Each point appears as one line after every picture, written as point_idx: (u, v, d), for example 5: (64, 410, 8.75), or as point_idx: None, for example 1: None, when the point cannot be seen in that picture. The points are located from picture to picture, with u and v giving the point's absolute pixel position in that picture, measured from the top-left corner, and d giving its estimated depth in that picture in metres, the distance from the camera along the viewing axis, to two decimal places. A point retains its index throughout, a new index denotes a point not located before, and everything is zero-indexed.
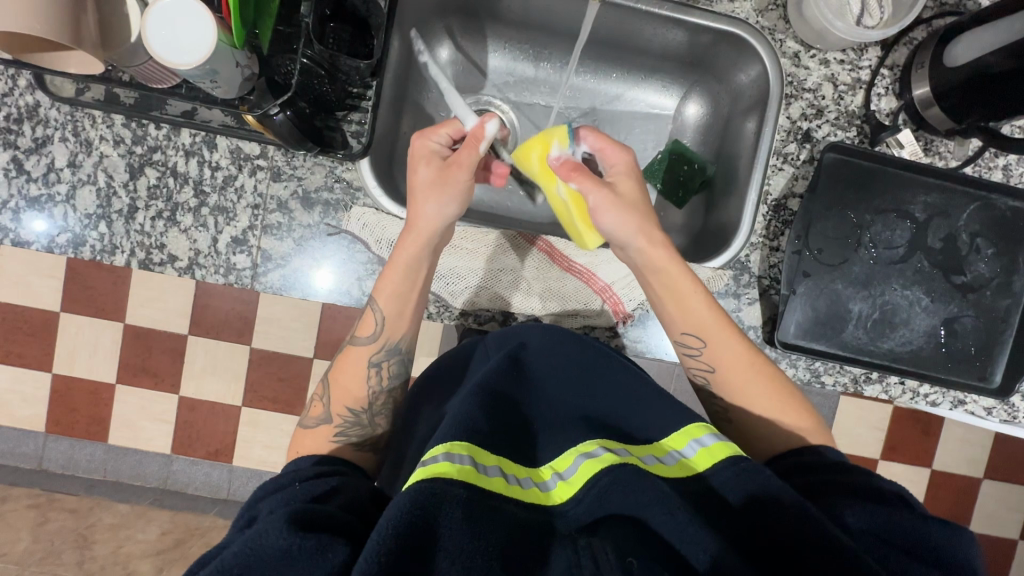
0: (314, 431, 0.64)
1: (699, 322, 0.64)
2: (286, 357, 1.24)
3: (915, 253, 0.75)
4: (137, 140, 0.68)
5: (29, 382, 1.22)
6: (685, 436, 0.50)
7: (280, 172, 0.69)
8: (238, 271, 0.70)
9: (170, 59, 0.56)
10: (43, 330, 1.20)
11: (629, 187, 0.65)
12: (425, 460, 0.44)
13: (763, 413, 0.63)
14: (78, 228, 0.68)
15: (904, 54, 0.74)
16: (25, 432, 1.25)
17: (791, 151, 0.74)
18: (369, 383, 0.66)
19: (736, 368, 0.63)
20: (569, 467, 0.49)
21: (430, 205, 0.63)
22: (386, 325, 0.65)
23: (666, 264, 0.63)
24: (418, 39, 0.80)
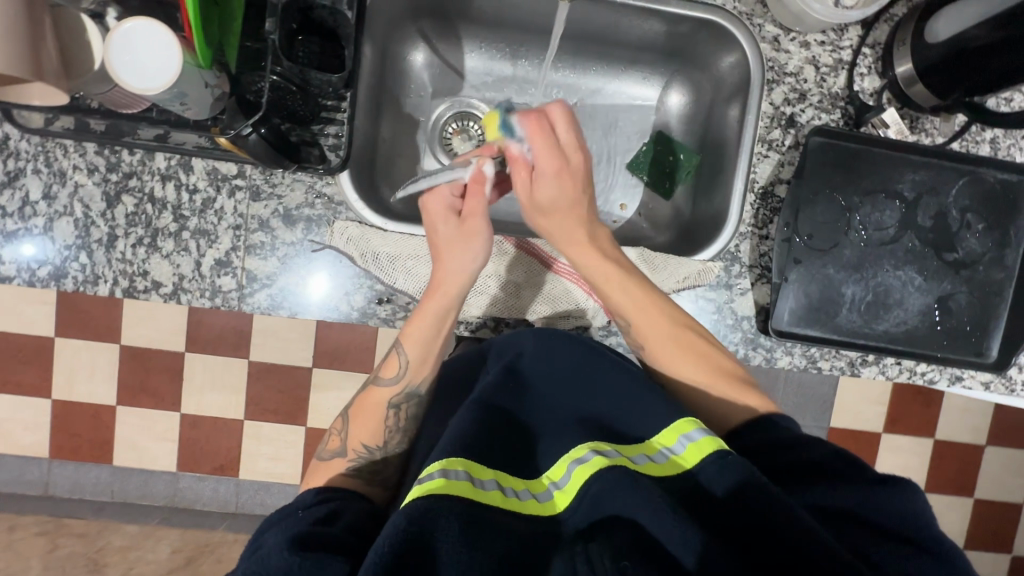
0: (329, 466, 0.62)
1: (618, 299, 0.65)
2: (285, 369, 1.24)
3: (905, 232, 0.74)
4: (112, 167, 0.67)
5: (28, 409, 1.22)
6: (676, 430, 0.50)
7: (260, 191, 0.68)
8: (224, 293, 0.69)
9: (159, 86, 0.54)
10: (39, 357, 1.19)
11: (575, 157, 0.65)
12: (422, 478, 0.44)
13: (687, 376, 0.63)
14: (59, 260, 0.67)
15: (885, 31, 0.72)
16: (29, 459, 1.25)
17: (775, 137, 0.73)
18: (388, 424, 0.65)
19: (652, 334, 0.65)
20: (564, 474, 0.48)
21: (457, 260, 0.63)
22: (411, 370, 0.65)
23: (565, 225, 0.66)
24: (391, 45, 0.78)
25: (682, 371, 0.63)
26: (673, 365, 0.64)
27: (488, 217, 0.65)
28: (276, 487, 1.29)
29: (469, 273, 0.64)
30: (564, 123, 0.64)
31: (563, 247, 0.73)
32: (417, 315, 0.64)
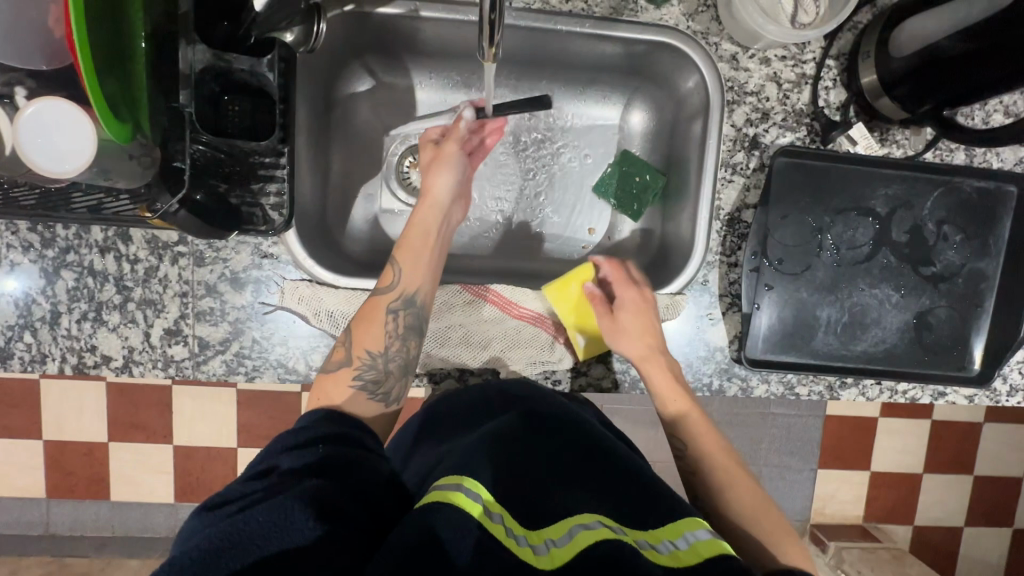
0: (335, 377, 0.61)
1: (673, 410, 0.66)
2: (274, 395, 1.23)
3: (880, 249, 0.71)
4: (47, 243, 0.64)
5: (21, 451, 1.21)
6: (683, 525, 0.46)
7: (203, 257, 0.65)
8: (177, 363, 0.67)
9: (78, 167, 0.52)
10: (23, 401, 1.18)
11: (629, 294, 0.68)
12: (443, 486, 0.43)
13: (733, 508, 0.60)
14: (2, 341, 0.65)
15: (849, 40, 0.69)
16: (26, 500, 1.24)
17: (739, 160, 0.70)
18: (390, 328, 0.63)
19: (707, 455, 0.65)
20: (564, 535, 0.43)
21: (433, 179, 0.69)
22: (406, 275, 0.65)
23: (647, 347, 0.66)
24: (333, 85, 0.74)
25: (729, 504, 0.60)
26: (720, 501, 0.61)
27: (463, 149, 0.72)
28: None
29: (448, 192, 0.70)
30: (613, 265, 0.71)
31: (521, 290, 0.71)
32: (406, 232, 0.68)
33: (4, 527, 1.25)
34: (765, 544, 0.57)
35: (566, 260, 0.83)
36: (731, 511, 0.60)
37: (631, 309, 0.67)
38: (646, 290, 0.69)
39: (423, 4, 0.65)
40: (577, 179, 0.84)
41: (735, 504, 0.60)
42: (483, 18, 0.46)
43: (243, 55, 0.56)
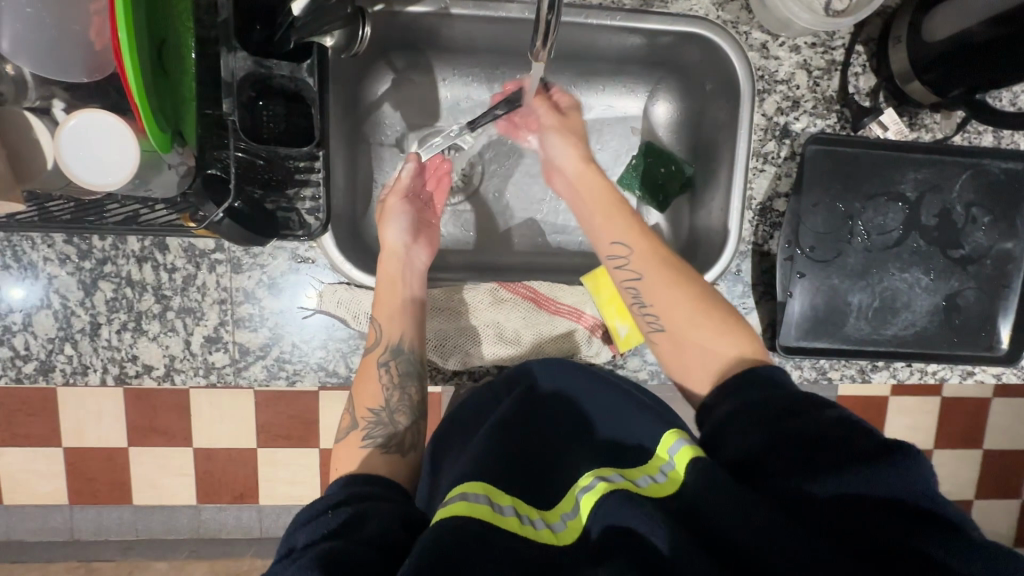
0: (347, 442, 0.61)
1: (643, 251, 0.63)
2: (292, 395, 1.24)
3: (910, 233, 0.72)
4: (84, 255, 0.64)
5: (43, 459, 1.22)
6: (667, 444, 0.53)
7: (240, 263, 0.65)
8: (218, 369, 0.67)
9: (119, 179, 0.51)
10: (45, 407, 1.19)
11: (580, 120, 0.71)
12: (448, 498, 0.49)
13: (702, 342, 0.60)
14: (43, 354, 0.65)
15: (877, 25, 0.69)
16: (50, 507, 1.25)
17: (770, 149, 0.71)
18: (384, 383, 0.63)
19: (667, 294, 0.61)
20: (573, 508, 0.50)
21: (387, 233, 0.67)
22: (381, 330, 0.64)
23: (598, 174, 0.68)
24: (360, 85, 0.74)
25: (692, 328, 0.60)
26: (704, 364, 0.59)
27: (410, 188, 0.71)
28: None
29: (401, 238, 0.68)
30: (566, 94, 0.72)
31: (559, 286, 0.71)
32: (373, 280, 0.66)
33: (30, 534, 1.26)
34: (729, 352, 0.58)
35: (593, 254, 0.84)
36: (710, 365, 0.59)
37: (554, 124, 0.70)
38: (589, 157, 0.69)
39: (454, 0, 0.65)
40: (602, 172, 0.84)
41: (713, 349, 0.59)
42: (540, 17, 0.47)
43: (283, 61, 0.56)
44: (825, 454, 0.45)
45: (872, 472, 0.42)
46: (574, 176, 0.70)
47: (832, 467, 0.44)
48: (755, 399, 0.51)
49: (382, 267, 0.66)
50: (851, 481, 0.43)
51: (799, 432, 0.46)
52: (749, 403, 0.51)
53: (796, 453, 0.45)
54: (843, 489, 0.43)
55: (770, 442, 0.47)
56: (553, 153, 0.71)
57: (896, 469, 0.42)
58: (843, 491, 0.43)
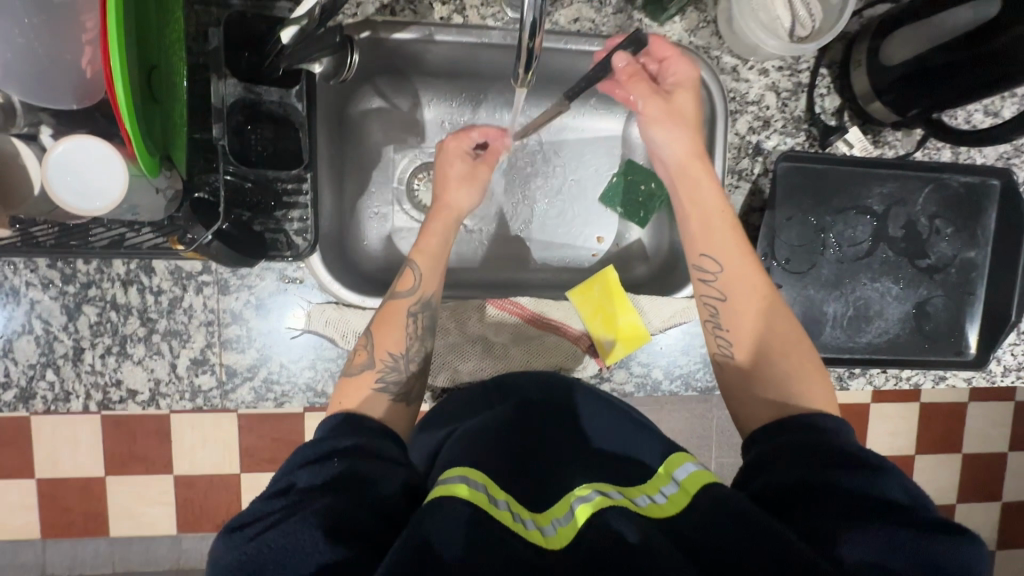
0: (357, 380, 0.60)
1: (738, 268, 0.62)
2: (275, 418, 1.23)
3: (879, 245, 0.75)
4: (68, 279, 0.64)
5: (14, 491, 1.18)
6: (670, 467, 0.54)
7: (228, 284, 0.66)
8: (205, 392, 0.66)
9: (108, 205, 0.51)
10: (16, 438, 1.15)
11: (688, 101, 0.67)
12: (443, 479, 0.49)
13: (785, 366, 0.59)
14: (24, 381, 0.64)
15: (839, 50, 0.73)
16: (21, 542, 1.22)
17: (744, 166, 0.74)
18: (409, 330, 0.64)
19: (751, 319, 0.61)
20: (566, 513, 0.49)
21: (461, 197, 0.71)
22: (423, 281, 0.65)
23: (706, 173, 0.65)
24: (347, 108, 0.76)
25: (764, 357, 0.60)
26: (771, 385, 0.58)
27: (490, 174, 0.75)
28: None
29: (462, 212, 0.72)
30: (684, 61, 0.67)
31: (546, 302, 0.72)
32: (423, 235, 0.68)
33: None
34: (803, 389, 0.57)
35: (578, 269, 0.86)
36: (777, 387, 0.58)
37: (655, 115, 0.67)
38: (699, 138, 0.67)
39: (438, 27, 0.67)
40: (584, 190, 0.87)
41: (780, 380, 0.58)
42: (523, 45, 0.49)
43: (272, 87, 0.58)
44: (875, 511, 0.44)
45: (919, 539, 0.42)
46: (675, 167, 0.67)
47: (880, 522, 0.43)
48: (813, 439, 0.51)
49: (431, 224, 0.69)
50: (892, 544, 0.42)
51: (850, 484, 0.46)
52: (801, 439, 0.51)
53: (840, 501, 0.45)
54: (883, 548, 0.42)
55: (817, 483, 0.46)
56: (657, 146, 0.68)
57: (943, 547, 0.41)
58: (878, 547, 0.42)
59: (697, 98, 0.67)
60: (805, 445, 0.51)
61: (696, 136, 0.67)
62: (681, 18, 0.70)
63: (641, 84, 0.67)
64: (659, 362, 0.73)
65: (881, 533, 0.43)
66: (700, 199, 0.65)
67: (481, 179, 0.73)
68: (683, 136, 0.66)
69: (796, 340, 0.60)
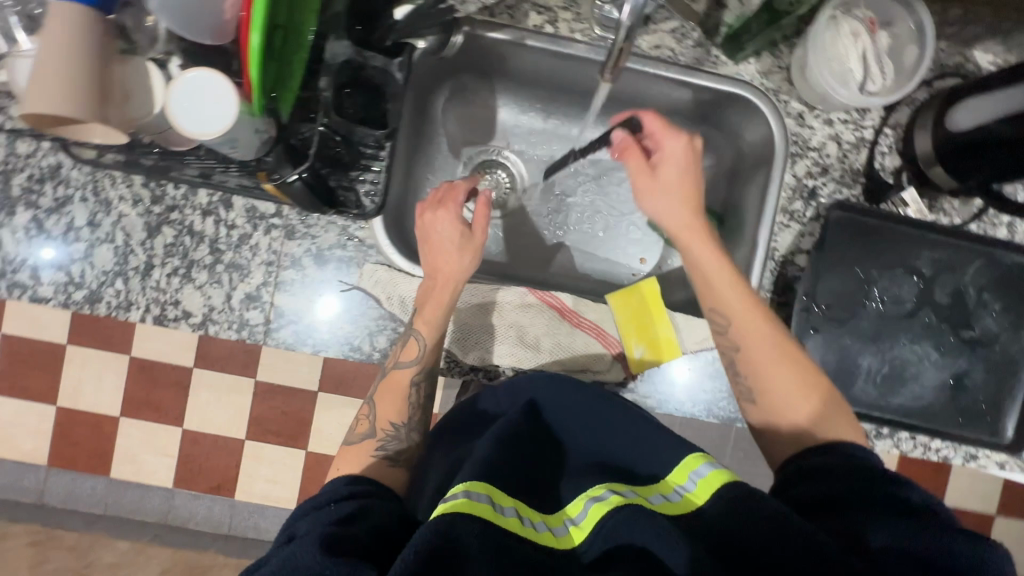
0: (358, 447, 0.65)
1: (750, 327, 0.64)
2: (290, 391, 1.26)
3: (922, 308, 0.75)
4: (156, 200, 0.70)
5: (32, 415, 1.23)
6: (686, 468, 0.54)
7: (295, 231, 0.70)
8: (251, 327, 0.70)
9: (216, 130, 0.55)
10: (48, 363, 1.21)
11: (673, 172, 0.70)
12: (447, 497, 0.47)
13: (800, 416, 0.61)
14: (95, 284, 0.69)
15: (906, 114, 0.75)
16: (28, 466, 1.26)
17: (797, 208, 0.76)
18: (410, 399, 0.68)
19: (774, 370, 0.63)
20: (580, 512, 0.52)
21: (457, 261, 0.68)
22: (427, 351, 0.68)
23: (706, 246, 0.67)
24: (431, 97, 0.83)
25: (787, 402, 0.62)
26: (788, 429, 0.62)
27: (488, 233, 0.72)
28: (271, 511, 1.29)
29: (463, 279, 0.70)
30: (675, 135, 0.70)
31: (585, 302, 0.75)
32: (421, 299, 0.68)
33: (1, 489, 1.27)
34: (824, 431, 0.60)
35: (616, 283, 0.88)
36: (806, 426, 0.61)
37: (645, 188, 0.71)
38: (652, 200, 0.71)
39: (530, 33, 0.72)
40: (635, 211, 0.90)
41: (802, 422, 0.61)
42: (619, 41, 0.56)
43: (378, 54, 0.64)
44: (906, 514, 0.46)
45: (945, 535, 0.43)
46: (673, 235, 0.70)
47: (912, 525, 0.45)
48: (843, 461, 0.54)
49: (433, 291, 0.69)
50: (921, 542, 0.43)
51: (880, 496, 0.48)
52: (832, 463, 0.54)
53: (866, 509, 0.47)
54: (915, 545, 0.43)
55: (842, 496, 0.50)
56: (653, 216, 0.72)
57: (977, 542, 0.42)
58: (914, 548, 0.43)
59: (687, 171, 0.70)
60: (835, 467, 0.53)
61: (690, 205, 0.69)
62: (756, 61, 0.74)
63: (633, 154, 0.71)
64: (691, 383, 0.74)
65: (917, 533, 0.44)
66: (707, 261, 0.67)
67: (476, 242, 0.70)
68: (666, 197, 0.70)
69: (813, 377, 0.62)
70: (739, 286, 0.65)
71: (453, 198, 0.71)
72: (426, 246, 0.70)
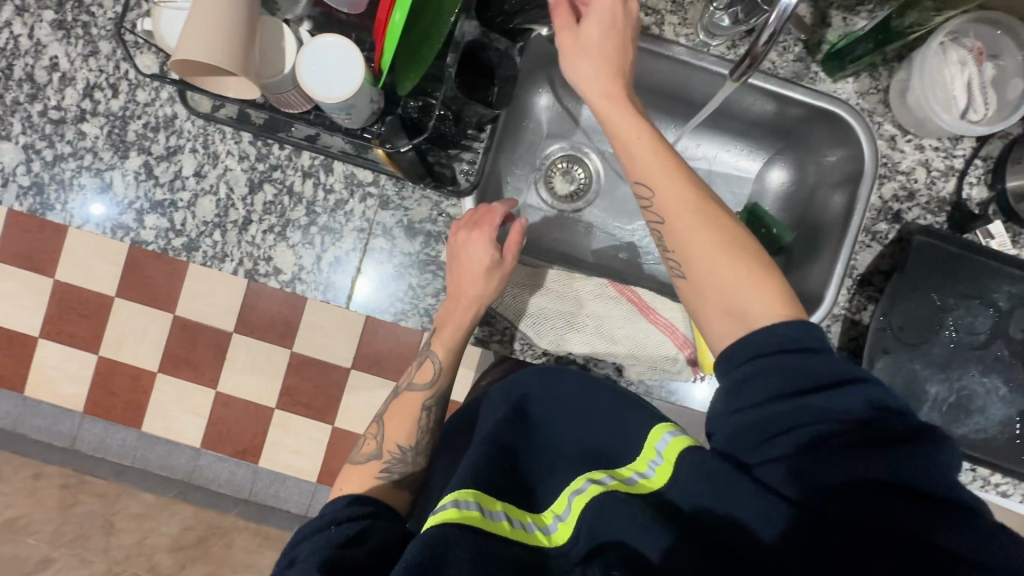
0: (364, 466, 0.72)
1: (669, 201, 0.61)
2: (322, 365, 1.35)
3: (995, 340, 0.75)
4: (261, 158, 0.72)
5: (75, 361, 1.35)
6: (652, 441, 0.58)
7: (389, 201, 0.73)
8: (337, 290, 0.72)
9: (342, 94, 0.58)
10: (95, 313, 1.31)
11: (594, 33, 0.62)
12: (438, 508, 0.52)
13: (742, 299, 0.58)
14: (194, 233, 0.72)
15: (999, 147, 0.75)
16: (64, 411, 1.37)
17: (880, 230, 0.76)
18: (419, 424, 0.74)
19: (701, 253, 0.60)
20: (565, 508, 0.56)
21: (480, 286, 0.69)
22: (441, 373, 0.74)
23: (628, 118, 0.63)
24: (524, 89, 0.85)
25: (716, 278, 0.59)
26: (734, 313, 0.58)
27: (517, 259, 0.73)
28: (292, 480, 1.38)
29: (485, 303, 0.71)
30: None
31: (658, 298, 0.76)
32: (443, 318, 0.71)
33: (36, 430, 1.38)
34: (760, 303, 0.57)
35: None
36: (703, 289, 0.60)
37: (564, 46, 0.64)
38: (578, 59, 0.64)
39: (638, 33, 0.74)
40: None
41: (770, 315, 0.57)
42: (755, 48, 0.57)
43: (501, 38, 0.66)
44: (870, 438, 0.47)
45: (902, 456, 0.45)
46: (596, 100, 0.64)
47: (869, 449, 0.46)
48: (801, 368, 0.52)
49: (450, 313, 0.70)
50: (878, 474, 0.45)
51: (826, 407, 0.49)
52: (797, 367, 0.52)
53: (827, 437, 0.48)
54: (877, 475, 0.45)
55: (799, 412, 0.50)
56: (577, 83, 0.64)
57: (923, 456, 0.45)
58: (874, 479, 0.45)
59: (606, 30, 0.62)
60: (794, 375, 0.52)
61: (610, 72, 0.63)
62: (855, 80, 0.75)
63: (564, 10, 0.63)
64: None
65: (876, 468, 0.45)
66: (628, 145, 0.63)
67: (504, 268, 0.71)
68: (586, 35, 0.62)
69: (746, 252, 0.60)
70: (655, 162, 0.62)
71: (488, 221, 0.69)
72: (455, 264, 0.69)
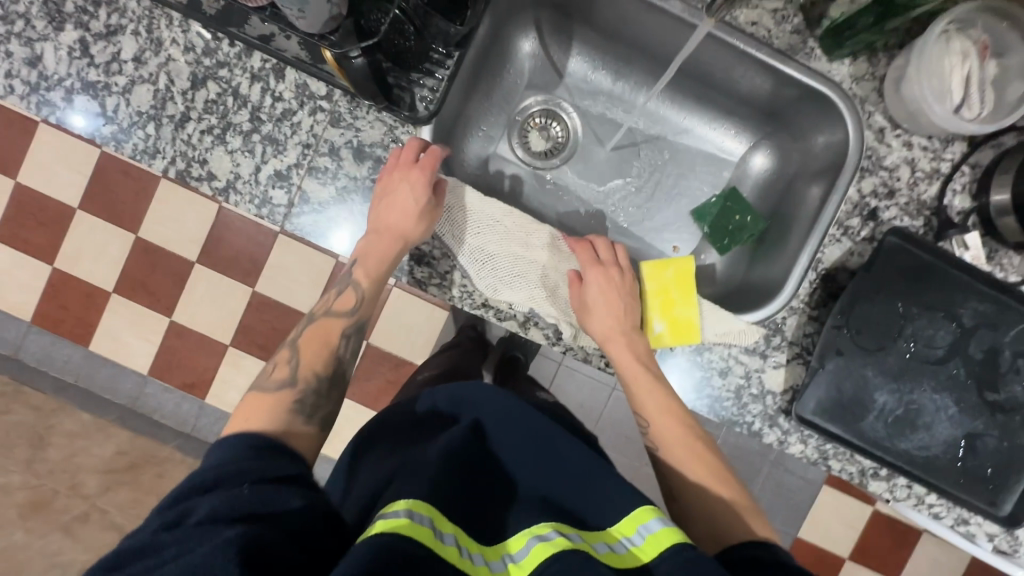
0: (269, 398, 0.60)
1: (664, 433, 0.68)
2: (283, 309, 1.31)
3: (952, 358, 0.71)
4: (208, 52, 0.67)
5: (31, 271, 1.31)
6: (634, 520, 0.49)
7: (340, 118, 0.68)
8: (273, 206, 0.68)
9: None
10: (55, 223, 1.29)
11: (598, 290, 0.70)
12: (384, 513, 0.42)
13: (717, 519, 0.63)
14: (126, 123, 0.67)
15: (988, 156, 0.72)
16: (12, 318, 1.31)
17: (853, 225, 0.73)
18: (336, 352, 0.66)
19: (688, 468, 0.66)
20: (521, 549, 0.46)
21: (400, 216, 0.65)
22: (366, 302, 0.69)
23: (627, 350, 0.69)
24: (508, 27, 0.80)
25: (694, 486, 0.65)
26: (709, 513, 0.63)
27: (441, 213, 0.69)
28: None
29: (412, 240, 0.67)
30: (602, 280, 0.70)
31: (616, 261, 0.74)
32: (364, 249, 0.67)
33: None
34: (723, 513, 0.63)
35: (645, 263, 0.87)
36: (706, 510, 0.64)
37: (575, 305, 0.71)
38: (609, 270, 0.71)
39: None
40: (680, 198, 0.89)
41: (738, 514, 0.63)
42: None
43: None
44: None
45: None
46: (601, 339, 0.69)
47: None
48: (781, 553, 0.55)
49: (376, 243, 0.66)
50: None
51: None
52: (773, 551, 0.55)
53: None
54: None
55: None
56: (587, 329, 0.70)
57: None
58: None
59: (625, 290, 0.71)
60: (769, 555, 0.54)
61: (620, 321, 0.70)
62: (851, 63, 0.71)
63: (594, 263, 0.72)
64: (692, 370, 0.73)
65: None
66: (632, 358, 0.69)
67: (433, 211, 0.67)
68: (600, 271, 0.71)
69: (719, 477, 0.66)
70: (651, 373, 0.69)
71: (413, 169, 0.66)
72: (383, 202, 0.65)
